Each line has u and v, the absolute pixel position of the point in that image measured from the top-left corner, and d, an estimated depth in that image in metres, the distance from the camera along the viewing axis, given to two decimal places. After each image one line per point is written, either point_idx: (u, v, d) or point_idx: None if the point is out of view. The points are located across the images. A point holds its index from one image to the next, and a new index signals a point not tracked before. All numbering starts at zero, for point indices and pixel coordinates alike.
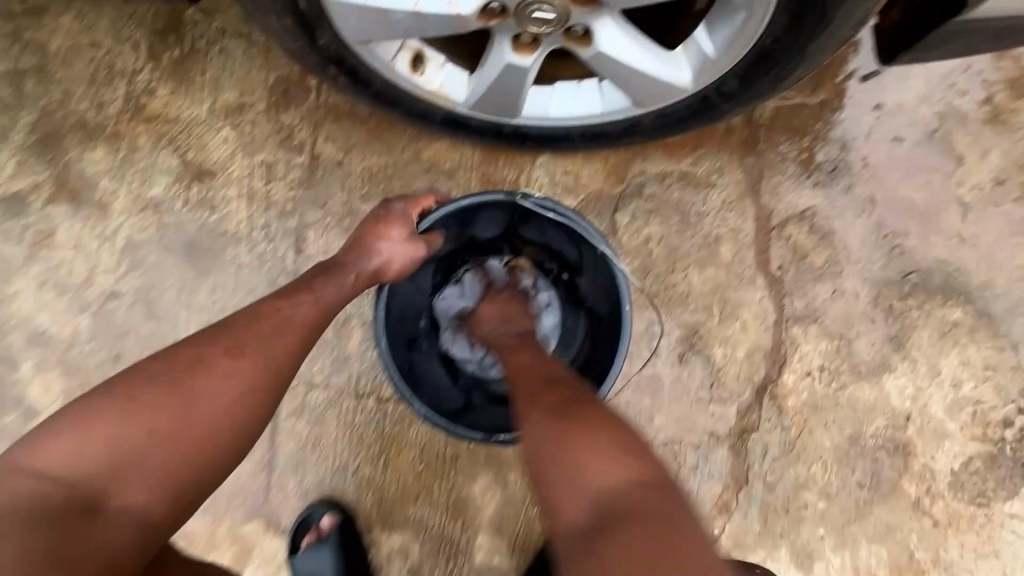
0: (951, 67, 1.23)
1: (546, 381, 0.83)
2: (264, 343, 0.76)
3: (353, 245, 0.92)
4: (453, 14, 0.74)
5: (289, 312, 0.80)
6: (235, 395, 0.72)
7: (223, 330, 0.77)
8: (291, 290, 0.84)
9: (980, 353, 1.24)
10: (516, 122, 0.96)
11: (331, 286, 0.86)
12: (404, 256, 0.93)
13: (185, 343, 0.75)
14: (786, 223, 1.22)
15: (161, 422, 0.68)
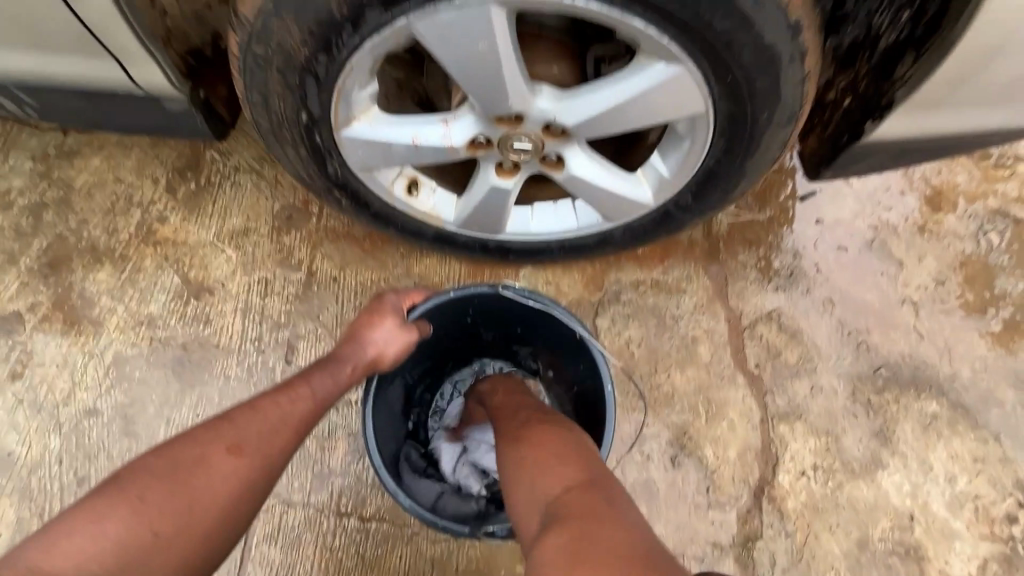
0: (876, 187, 1.41)
1: (516, 413, 0.92)
2: (270, 437, 0.75)
3: (348, 339, 0.94)
4: (446, 146, 0.87)
5: (292, 407, 0.79)
6: (237, 494, 0.70)
7: (224, 425, 0.74)
8: (293, 380, 0.84)
9: (965, 446, 1.26)
10: (500, 237, 1.07)
11: (332, 380, 0.87)
12: (398, 349, 0.95)
13: (183, 439, 0.72)
14: (756, 324, 1.30)
15: (164, 525, 0.64)
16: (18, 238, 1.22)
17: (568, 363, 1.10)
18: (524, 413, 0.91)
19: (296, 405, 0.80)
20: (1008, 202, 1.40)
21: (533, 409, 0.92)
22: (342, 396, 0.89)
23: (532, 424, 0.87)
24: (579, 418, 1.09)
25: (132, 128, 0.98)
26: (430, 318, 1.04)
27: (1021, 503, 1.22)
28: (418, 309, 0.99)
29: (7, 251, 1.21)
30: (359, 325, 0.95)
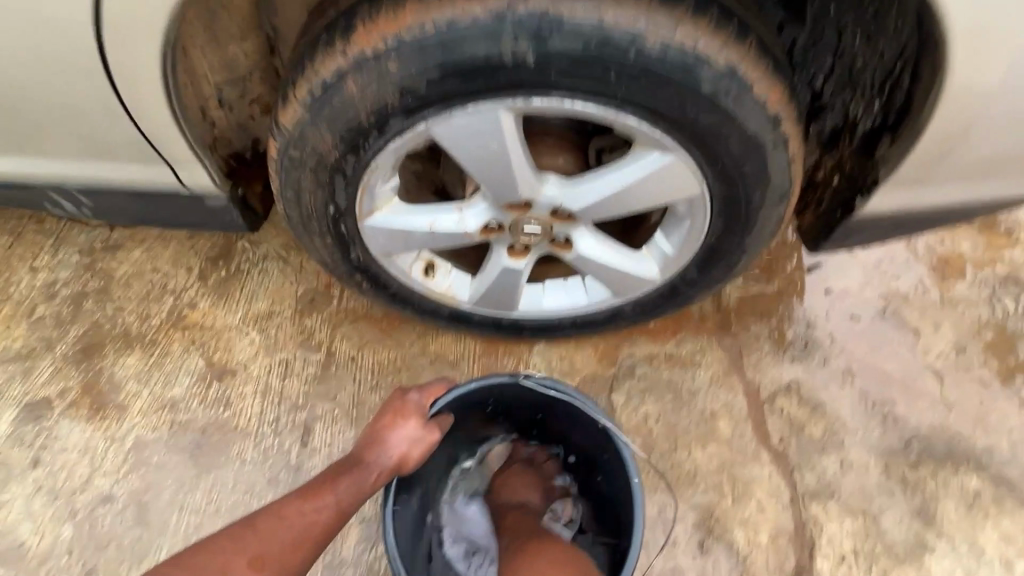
0: (882, 256, 1.43)
1: (517, 527, 1.00)
2: (289, 552, 0.76)
3: (369, 441, 0.89)
4: (460, 231, 0.93)
5: (313, 518, 0.79)
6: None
7: (248, 535, 0.76)
8: (316, 485, 0.83)
9: (1016, 526, 1.17)
10: (513, 314, 1.11)
11: (355, 486, 0.84)
12: (421, 452, 0.91)
13: (207, 549, 0.74)
14: (775, 396, 1.28)
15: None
16: (57, 326, 1.29)
17: (589, 446, 1.09)
18: (523, 527, 0.99)
19: (318, 518, 0.79)
20: (1017, 268, 1.42)
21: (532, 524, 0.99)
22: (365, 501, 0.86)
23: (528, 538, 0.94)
24: (605, 506, 1.07)
25: (171, 225, 1.05)
26: (452, 406, 1.03)
27: None
28: (440, 402, 0.98)
29: (46, 338, 1.28)
30: (379, 425, 0.90)
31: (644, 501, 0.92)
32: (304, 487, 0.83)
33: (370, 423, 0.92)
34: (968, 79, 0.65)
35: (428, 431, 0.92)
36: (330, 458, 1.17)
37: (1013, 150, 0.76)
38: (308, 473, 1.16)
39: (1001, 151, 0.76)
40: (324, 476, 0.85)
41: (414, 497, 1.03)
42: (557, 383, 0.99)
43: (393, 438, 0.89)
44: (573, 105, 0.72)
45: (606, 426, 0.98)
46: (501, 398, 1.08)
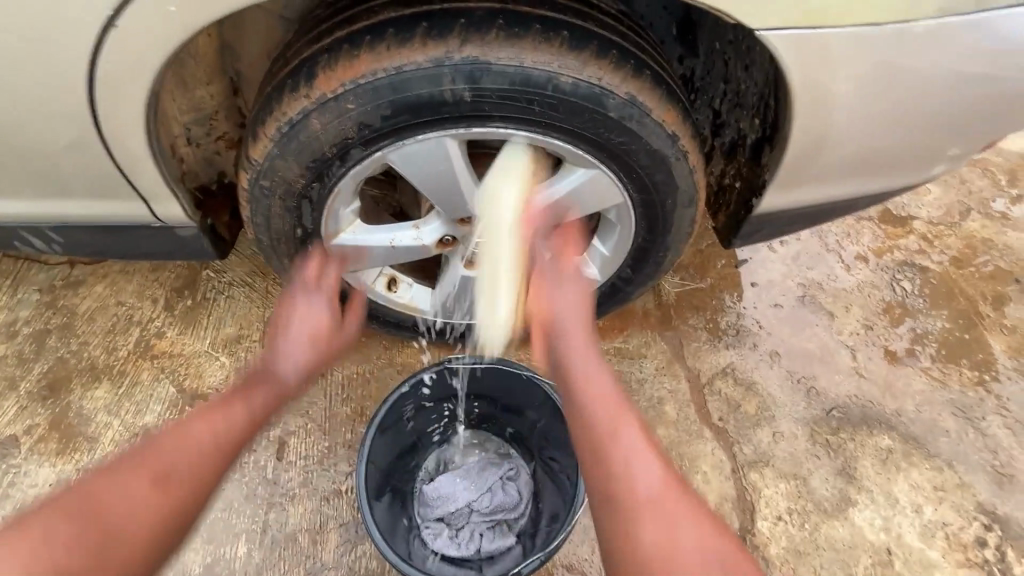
0: (798, 251, 1.62)
1: (645, 495, 0.76)
2: (194, 467, 0.80)
3: (274, 326, 1.01)
4: (418, 246, 1.04)
5: (214, 426, 0.85)
6: (159, 529, 0.74)
7: (145, 458, 0.78)
8: (218, 406, 0.88)
9: (923, 476, 1.35)
10: (473, 321, 1.22)
11: (260, 397, 0.92)
12: (326, 333, 1.01)
13: (98, 476, 0.75)
14: (713, 379, 1.42)
15: (72, 566, 0.66)
16: (20, 364, 1.30)
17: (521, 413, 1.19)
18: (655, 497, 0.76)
19: (221, 425, 0.86)
20: (911, 254, 1.63)
21: (669, 488, 0.77)
22: (277, 411, 0.96)
23: (670, 535, 0.72)
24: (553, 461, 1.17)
25: (143, 256, 1.10)
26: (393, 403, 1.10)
27: (986, 526, 1.30)
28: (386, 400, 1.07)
29: (9, 377, 1.28)
30: (278, 333, 1.00)
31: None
32: (203, 409, 0.88)
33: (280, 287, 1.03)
34: (816, 102, 0.82)
35: (324, 311, 1.03)
36: (306, 470, 1.22)
37: (868, 153, 0.93)
38: (285, 486, 1.21)
39: (860, 154, 0.92)
40: (229, 391, 0.92)
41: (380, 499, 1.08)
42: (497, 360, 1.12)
43: (290, 338, 0.99)
44: (506, 132, 0.84)
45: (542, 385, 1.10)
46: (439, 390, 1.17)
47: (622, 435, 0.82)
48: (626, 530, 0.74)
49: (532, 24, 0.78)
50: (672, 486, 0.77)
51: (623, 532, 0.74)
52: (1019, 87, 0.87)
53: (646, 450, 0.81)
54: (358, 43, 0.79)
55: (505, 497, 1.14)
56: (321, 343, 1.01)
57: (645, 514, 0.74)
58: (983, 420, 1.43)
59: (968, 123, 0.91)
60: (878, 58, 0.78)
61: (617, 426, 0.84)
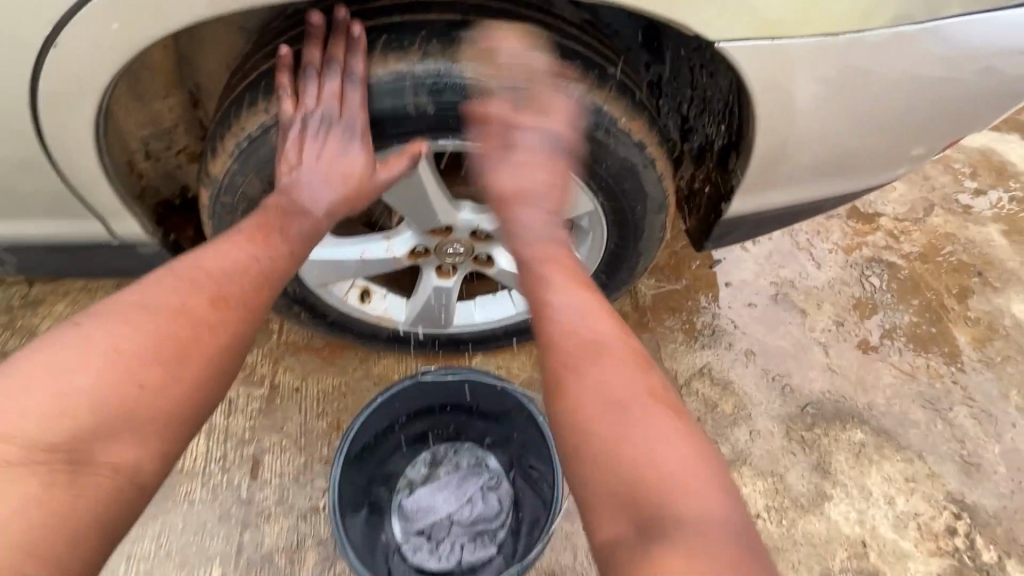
0: (770, 250, 1.64)
1: (617, 410, 0.64)
2: (249, 292, 0.75)
3: (301, 133, 0.80)
4: (390, 256, 1.03)
5: (249, 260, 0.76)
6: (217, 347, 0.71)
7: (198, 277, 0.73)
8: (263, 229, 0.79)
9: (895, 468, 1.38)
10: (449, 330, 1.21)
11: (283, 238, 0.80)
12: (358, 172, 0.81)
13: (150, 290, 0.70)
14: (690, 380, 1.44)
15: (148, 379, 0.65)
16: None
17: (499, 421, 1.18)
18: (631, 406, 0.64)
19: (269, 256, 0.78)
20: (878, 250, 1.67)
21: (640, 399, 0.65)
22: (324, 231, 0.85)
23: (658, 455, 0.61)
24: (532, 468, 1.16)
25: (104, 274, 1.06)
26: (367, 420, 1.08)
27: (956, 515, 1.34)
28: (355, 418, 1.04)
29: None
30: (298, 148, 0.81)
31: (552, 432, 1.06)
32: (250, 231, 0.79)
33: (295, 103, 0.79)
34: (778, 108, 0.83)
35: (358, 143, 0.81)
36: (281, 488, 1.20)
37: (831, 157, 0.94)
38: (260, 505, 1.18)
39: (823, 158, 0.94)
40: (262, 216, 0.81)
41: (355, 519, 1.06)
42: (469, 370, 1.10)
43: (314, 157, 0.81)
44: (472, 144, 0.84)
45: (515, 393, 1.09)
46: (413, 402, 1.15)
47: (564, 326, 0.71)
48: (593, 449, 0.63)
49: (496, 35, 0.76)
50: (655, 401, 0.65)
51: (580, 453, 0.64)
52: (972, 91, 0.89)
53: (622, 355, 0.69)
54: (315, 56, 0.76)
55: (486, 508, 1.13)
56: (345, 190, 0.82)
57: (625, 439, 0.62)
58: (951, 411, 1.47)
59: (924, 126, 0.94)
60: (836, 66, 0.79)
61: (581, 326, 0.71)
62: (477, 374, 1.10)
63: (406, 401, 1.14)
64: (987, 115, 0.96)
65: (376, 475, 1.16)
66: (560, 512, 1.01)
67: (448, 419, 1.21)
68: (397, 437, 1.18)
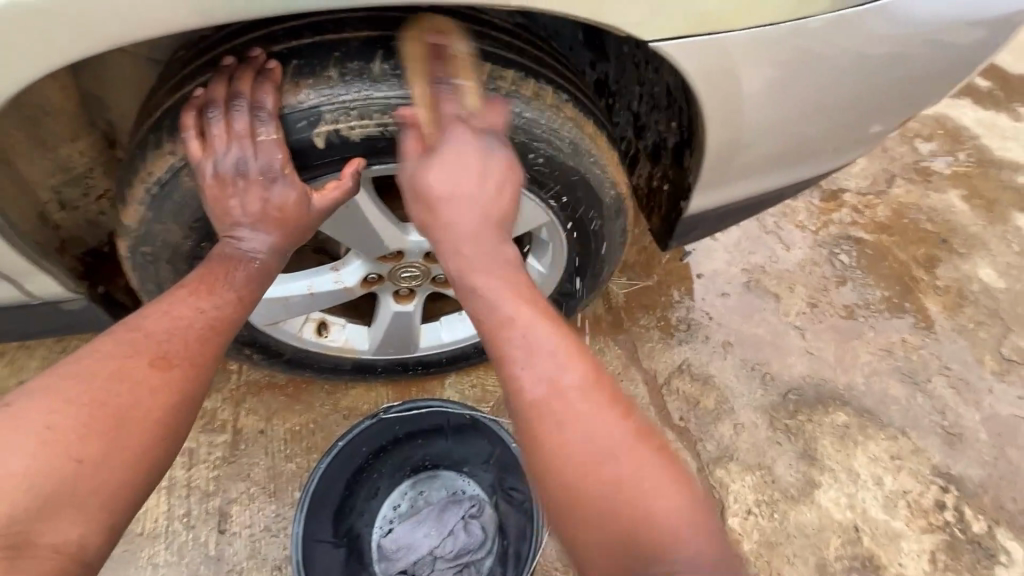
0: (739, 236, 1.62)
1: (600, 469, 0.60)
2: (198, 345, 0.68)
3: (214, 177, 0.71)
4: (341, 286, 0.98)
5: (191, 315, 0.69)
6: (166, 409, 0.63)
7: (141, 337, 0.66)
8: (207, 279, 0.73)
9: (880, 447, 1.37)
10: (416, 354, 1.16)
11: (225, 285, 0.73)
12: (292, 210, 0.73)
13: (87, 357, 0.63)
14: (670, 378, 1.41)
15: (88, 451, 0.58)
16: None
17: (471, 447, 1.14)
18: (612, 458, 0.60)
19: (216, 309, 0.71)
20: (846, 227, 1.66)
21: (622, 440, 0.61)
22: (271, 274, 0.78)
23: (594, 485, 0.59)
24: (510, 490, 1.11)
25: (31, 334, 0.98)
26: (329, 469, 1.02)
27: (943, 488, 1.34)
28: (315, 471, 0.98)
29: None
30: (220, 196, 0.72)
31: (527, 456, 1.01)
32: (194, 282, 0.72)
33: (200, 145, 0.70)
34: (723, 105, 0.80)
35: (283, 179, 0.72)
36: (253, 540, 1.13)
37: (788, 144, 0.91)
38: (231, 561, 1.12)
39: (780, 147, 0.91)
40: (205, 268, 0.74)
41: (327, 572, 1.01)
42: (432, 400, 1.04)
43: (240, 204, 0.73)
44: None
45: (484, 418, 1.05)
46: (377, 440, 1.10)
47: (540, 377, 0.64)
48: (584, 514, 0.59)
49: (412, 50, 0.69)
50: (632, 444, 0.61)
51: (562, 501, 0.60)
52: (922, 64, 0.87)
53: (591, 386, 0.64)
54: (217, 90, 0.69)
55: (469, 538, 1.09)
56: (286, 228, 0.75)
57: (617, 494, 0.58)
58: (929, 383, 1.47)
59: (879, 104, 0.91)
60: (782, 54, 0.76)
61: (557, 374, 0.64)
62: (442, 404, 1.04)
63: (368, 441, 1.08)
64: (942, 85, 0.94)
65: (348, 521, 1.10)
66: (540, 539, 0.96)
67: (419, 452, 1.16)
68: (367, 478, 1.13)
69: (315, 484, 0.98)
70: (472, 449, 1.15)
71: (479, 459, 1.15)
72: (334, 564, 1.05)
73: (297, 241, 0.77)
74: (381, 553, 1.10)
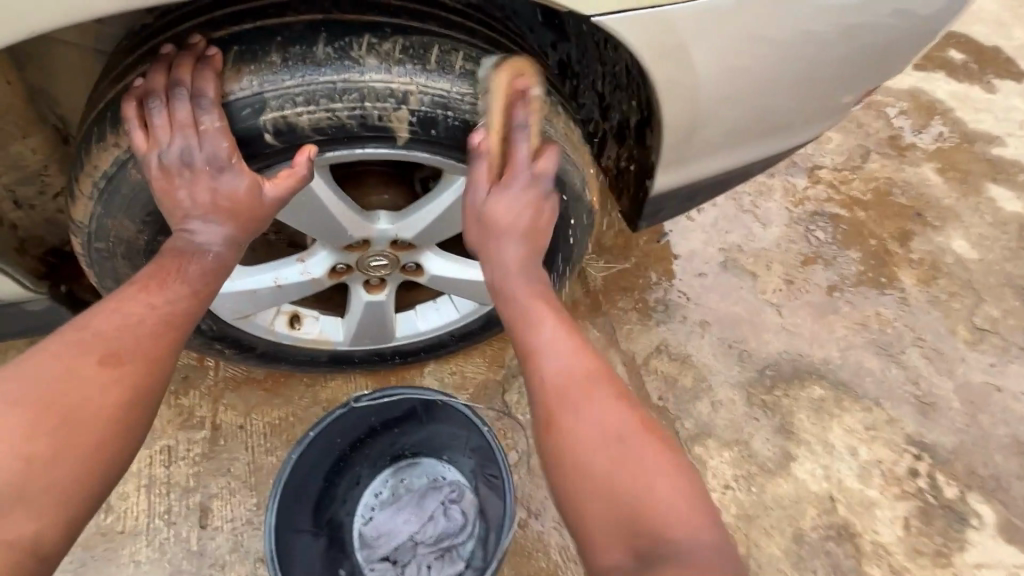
0: (716, 215, 1.62)
1: (607, 453, 0.65)
2: (152, 341, 0.68)
3: (160, 169, 0.70)
4: (309, 278, 0.98)
5: (143, 311, 0.69)
6: (117, 406, 0.63)
7: (91, 335, 0.65)
8: (160, 275, 0.72)
9: (855, 419, 1.40)
10: (392, 344, 1.15)
11: (177, 280, 0.72)
12: (243, 199, 0.72)
13: (33, 358, 0.63)
14: (649, 359, 1.42)
15: (38, 450, 0.58)
16: None
17: (449, 434, 1.14)
18: (626, 446, 0.65)
19: (168, 304, 0.71)
20: (821, 203, 1.67)
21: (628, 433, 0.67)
22: (226, 270, 0.77)
23: (602, 470, 0.64)
24: (489, 475, 1.12)
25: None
26: (303, 460, 1.03)
27: (916, 457, 1.37)
28: (286, 462, 0.98)
29: None
30: (169, 188, 0.71)
31: (499, 441, 1.01)
32: (146, 278, 0.72)
33: (144, 137, 0.69)
34: (677, 82, 0.80)
35: (231, 168, 0.70)
36: (235, 533, 1.14)
37: (747, 121, 0.92)
38: (214, 555, 1.12)
39: (741, 122, 0.91)
40: (158, 263, 0.73)
41: (303, 561, 1.02)
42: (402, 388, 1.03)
43: (189, 195, 0.72)
44: (363, 151, 0.76)
45: (456, 404, 1.04)
46: (352, 430, 1.10)
47: (553, 364, 0.71)
48: (586, 495, 0.64)
49: (353, 39, 0.70)
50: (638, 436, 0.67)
51: (568, 478, 0.66)
52: (880, 33, 0.87)
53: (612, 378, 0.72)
54: (156, 79, 0.68)
55: (449, 522, 1.10)
56: (238, 220, 0.73)
57: (620, 480, 0.63)
58: (903, 354, 1.49)
59: (838, 76, 0.91)
60: (734, 25, 0.76)
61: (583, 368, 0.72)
62: (415, 391, 1.04)
63: (343, 431, 1.08)
64: (901, 55, 0.94)
65: (326, 510, 1.11)
66: (513, 523, 0.97)
67: (399, 441, 1.17)
68: (346, 469, 1.14)
69: (286, 475, 0.98)
70: (451, 437, 1.15)
71: (459, 447, 1.15)
72: (314, 554, 1.06)
73: (252, 232, 0.76)
74: (361, 541, 1.11)
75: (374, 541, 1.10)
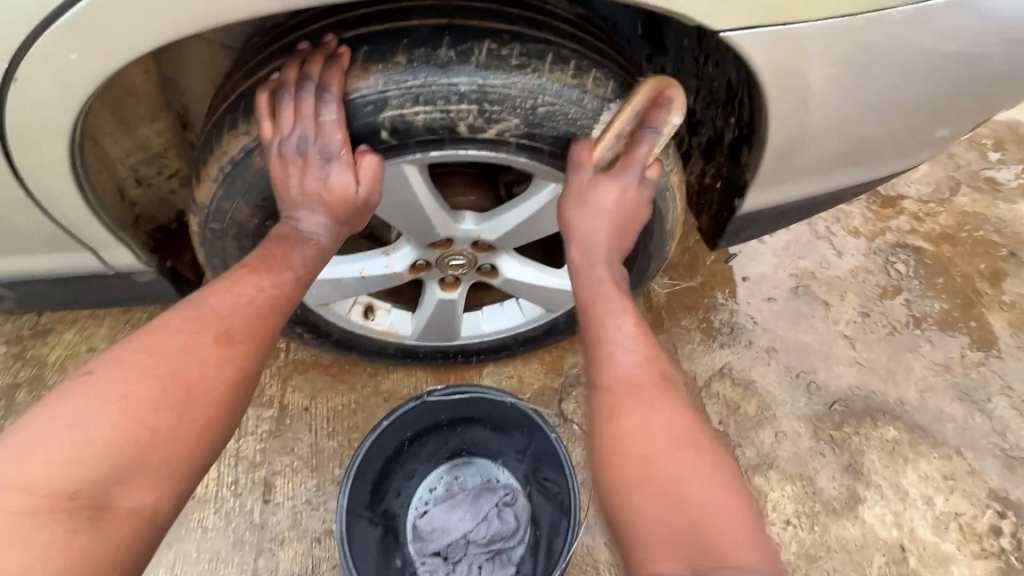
0: (789, 239, 1.56)
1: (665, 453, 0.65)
2: (259, 324, 0.72)
3: (280, 156, 0.75)
4: (389, 271, 1.01)
5: (252, 293, 0.73)
6: (228, 385, 0.68)
7: (206, 314, 0.70)
8: (268, 259, 0.77)
9: (932, 466, 1.31)
10: (457, 343, 1.17)
11: (280, 265, 0.77)
12: (347, 193, 0.76)
13: (157, 331, 0.67)
14: (710, 382, 1.38)
15: (162, 421, 0.62)
16: None
17: (509, 436, 1.15)
18: (688, 447, 0.65)
19: (272, 289, 0.75)
20: (904, 234, 1.58)
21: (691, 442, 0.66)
22: (325, 260, 0.81)
23: (658, 470, 0.63)
24: (545, 483, 1.11)
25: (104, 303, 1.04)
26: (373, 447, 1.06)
27: (1000, 514, 1.27)
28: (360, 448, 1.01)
29: None
30: (283, 175, 0.76)
31: (566, 449, 1.01)
32: (255, 262, 0.76)
33: (270, 125, 0.74)
34: (789, 100, 0.78)
35: (340, 160, 0.75)
36: (296, 511, 1.18)
37: (852, 144, 0.88)
38: (274, 530, 1.17)
39: (846, 145, 0.88)
40: (264, 248, 0.78)
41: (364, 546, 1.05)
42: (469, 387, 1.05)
43: (300, 183, 0.76)
44: (466, 153, 0.78)
45: (522, 407, 1.05)
46: (418, 422, 1.12)
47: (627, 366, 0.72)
48: (642, 499, 0.62)
49: (472, 44, 0.72)
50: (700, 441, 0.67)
51: (620, 471, 0.65)
52: (1007, 63, 0.83)
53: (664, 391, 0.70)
54: (289, 72, 0.73)
55: (502, 525, 1.11)
56: (338, 211, 0.78)
57: (670, 485, 0.62)
58: (989, 403, 1.39)
59: (952, 105, 0.87)
60: (858, 47, 0.74)
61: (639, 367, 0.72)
62: (483, 391, 1.06)
63: (408, 423, 1.11)
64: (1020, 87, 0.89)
65: (385, 499, 1.13)
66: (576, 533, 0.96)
67: (458, 438, 1.18)
68: (407, 459, 1.16)
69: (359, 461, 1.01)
70: (511, 439, 1.15)
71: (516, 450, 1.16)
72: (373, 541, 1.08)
73: (346, 222, 0.80)
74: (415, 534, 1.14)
75: (427, 535, 1.12)
